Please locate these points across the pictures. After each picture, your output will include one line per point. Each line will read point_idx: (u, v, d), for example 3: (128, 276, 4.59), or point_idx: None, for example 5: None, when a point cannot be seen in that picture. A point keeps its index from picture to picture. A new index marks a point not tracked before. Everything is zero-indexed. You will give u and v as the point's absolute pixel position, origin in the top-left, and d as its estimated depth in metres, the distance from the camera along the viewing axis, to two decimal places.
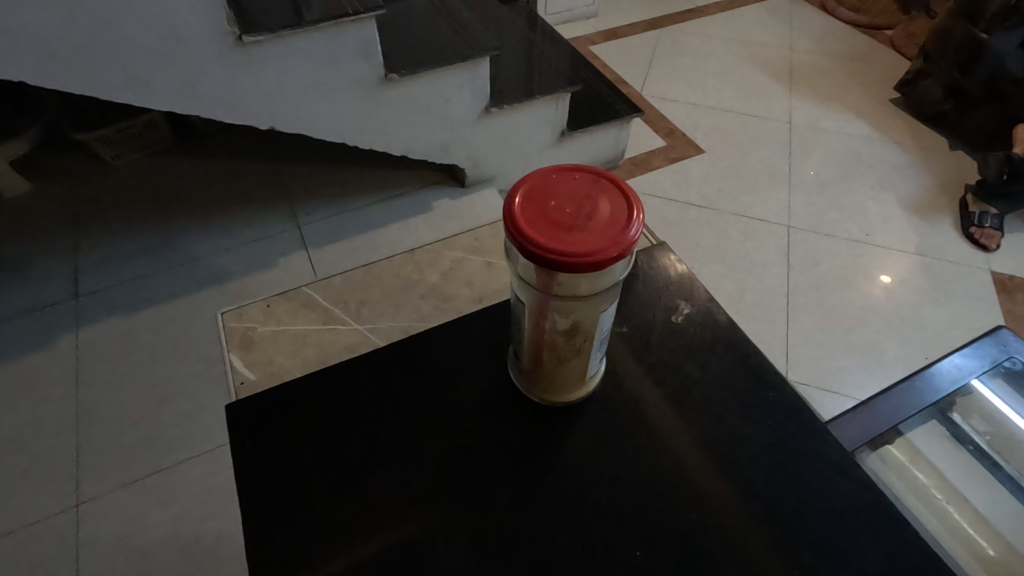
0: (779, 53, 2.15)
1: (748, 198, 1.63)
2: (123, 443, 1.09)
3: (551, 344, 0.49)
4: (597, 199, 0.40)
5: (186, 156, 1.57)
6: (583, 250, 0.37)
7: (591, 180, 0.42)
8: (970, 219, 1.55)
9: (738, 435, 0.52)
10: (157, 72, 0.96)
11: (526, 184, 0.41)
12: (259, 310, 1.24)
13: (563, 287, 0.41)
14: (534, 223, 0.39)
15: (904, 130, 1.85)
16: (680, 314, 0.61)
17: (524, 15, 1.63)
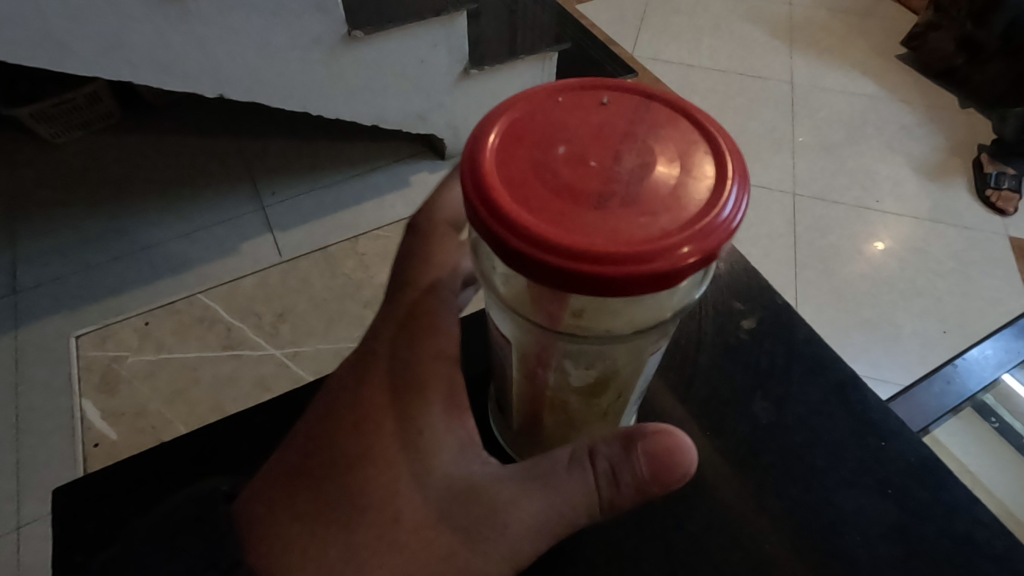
0: (776, 8, 2.02)
1: (750, 165, 1.52)
2: (69, 452, 0.98)
3: (557, 393, 0.38)
4: (648, 146, 0.29)
5: (136, 132, 1.43)
6: (625, 245, 0.26)
7: (638, 104, 0.31)
8: (986, 181, 1.46)
9: (796, 472, 0.43)
10: (73, 31, 0.82)
11: (519, 133, 0.30)
12: (134, 330, 1.11)
13: (580, 317, 0.31)
14: (540, 205, 0.27)
15: (912, 87, 1.74)
16: (739, 328, 0.50)
17: None
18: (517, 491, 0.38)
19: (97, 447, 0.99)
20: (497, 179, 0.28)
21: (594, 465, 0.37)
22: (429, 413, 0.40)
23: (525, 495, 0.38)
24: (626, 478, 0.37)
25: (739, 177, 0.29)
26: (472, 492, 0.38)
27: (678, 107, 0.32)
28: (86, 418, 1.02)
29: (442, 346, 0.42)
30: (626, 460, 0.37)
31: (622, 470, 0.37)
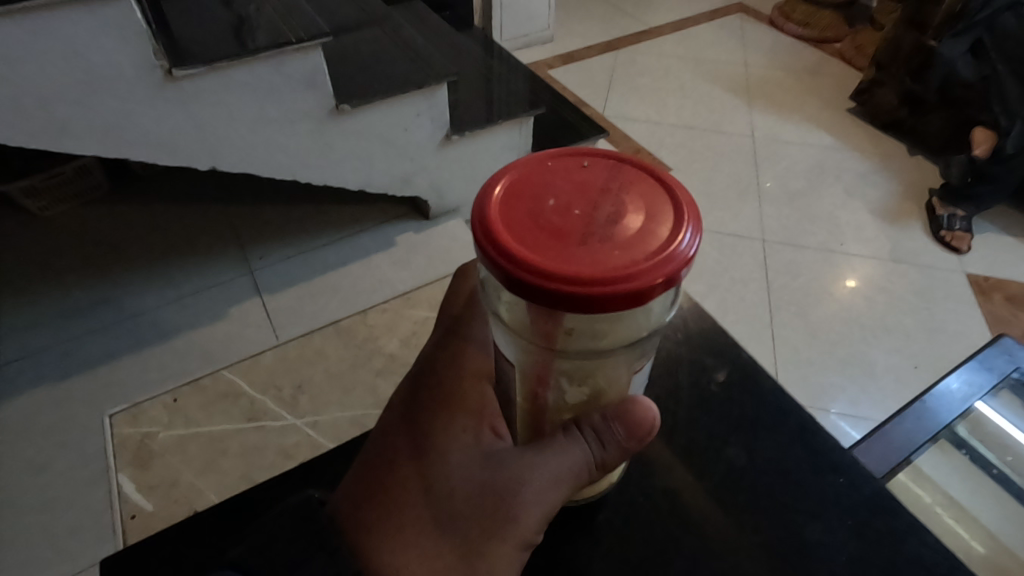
0: (734, 69, 2.18)
1: (720, 214, 1.60)
2: (111, 531, 0.95)
3: (555, 415, 0.41)
4: (621, 198, 0.33)
5: (124, 203, 1.46)
6: (602, 272, 0.29)
7: (612, 165, 0.35)
8: (939, 223, 1.55)
9: (779, 513, 0.46)
10: (74, 114, 0.86)
11: (511, 185, 0.34)
12: (162, 407, 1.09)
13: (570, 340, 0.34)
14: (530, 242, 0.31)
15: (864, 138, 1.86)
16: (715, 380, 0.54)
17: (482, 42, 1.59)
18: (521, 458, 0.40)
19: (134, 519, 0.96)
20: (491, 222, 0.32)
21: (582, 431, 0.40)
22: (453, 406, 0.43)
23: (529, 460, 0.40)
24: (608, 439, 0.39)
25: (695, 222, 0.32)
26: (492, 467, 0.40)
27: (646, 166, 0.36)
28: (122, 492, 0.99)
29: (464, 347, 0.46)
30: (606, 425, 0.39)
31: (602, 433, 0.39)
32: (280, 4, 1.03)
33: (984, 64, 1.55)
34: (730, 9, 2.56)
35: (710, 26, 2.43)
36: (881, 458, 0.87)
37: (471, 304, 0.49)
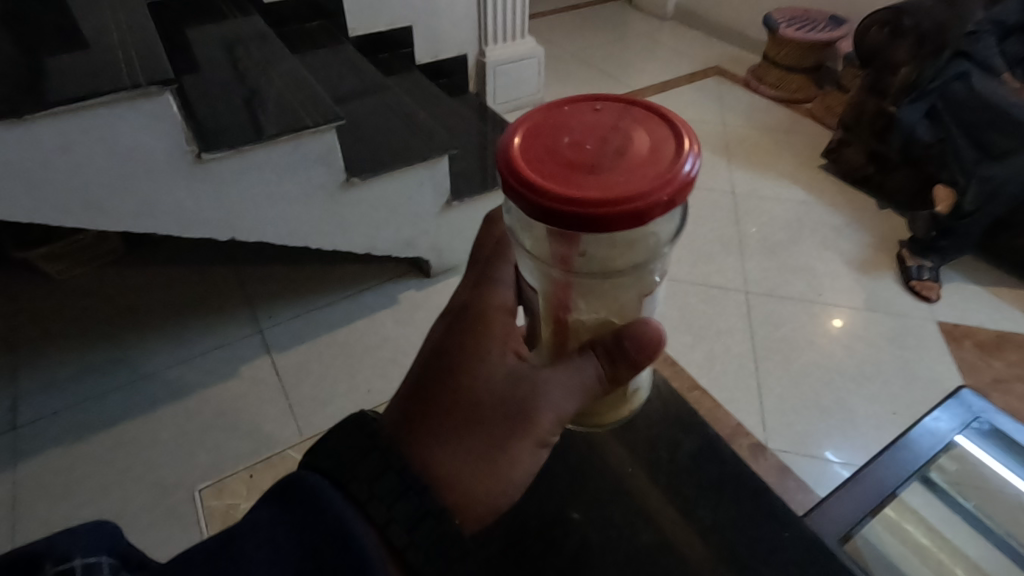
0: (713, 128, 2.33)
1: (705, 267, 1.70)
2: None
3: (577, 326, 0.54)
4: (629, 132, 0.44)
5: (139, 265, 1.53)
6: (614, 195, 0.40)
7: (622, 109, 0.46)
8: (909, 273, 1.65)
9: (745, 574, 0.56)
10: (111, 195, 0.94)
11: (539, 128, 0.45)
12: (240, 483, 1.07)
13: (581, 267, 0.47)
14: (555, 171, 0.41)
15: (836, 193, 1.99)
16: (682, 450, 0.64)
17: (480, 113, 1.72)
18: (548, 373, 0.52)
19: None
20: (521, 161, 0.42)
21: (595, 351, 0.53)
22: (485, 329, 0.52)
23: (556, 374, 0.52)
24: (618, 356, 0.52)
25: (692, 149, 0.42)
26: (517, 380, 0.51)
27: (652, 107, 0.46)
28: None
29: (491, 286, 0.55)
30: (617, 343, 0.52)
31: (613, 350, 0.52)
32: (300, 90, 1.14)
33: (942, 126, 1.69)
34: (707, 72, 2.74)
35: (689, 88, 2.61)
36: (858, 501, 0.88)
37: (498, 251, 0.58)
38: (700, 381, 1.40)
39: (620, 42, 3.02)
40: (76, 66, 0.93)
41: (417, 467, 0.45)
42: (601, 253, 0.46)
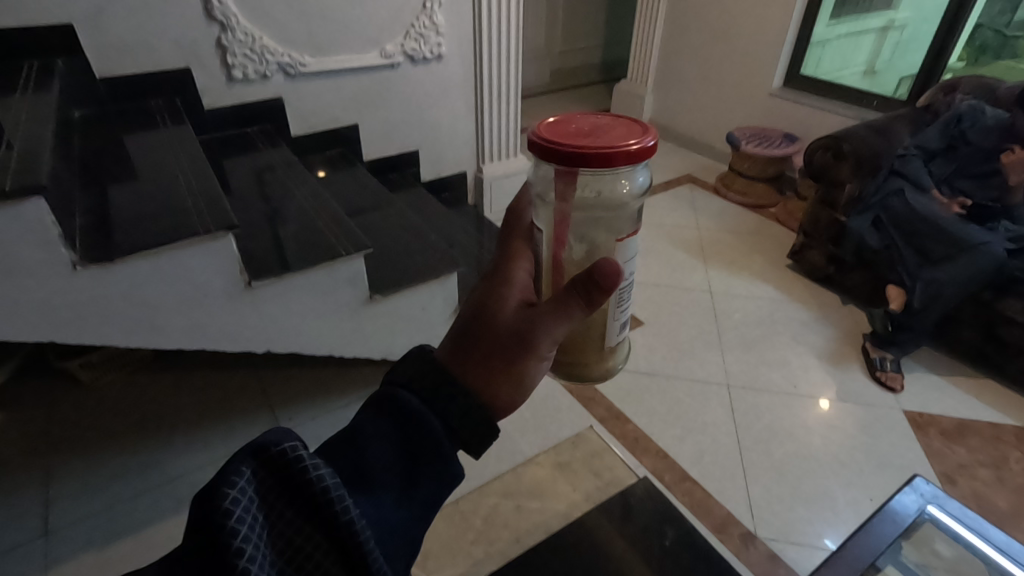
0: (689, 231, 2.58)
1: (689, 362, 1.85)
2: None
3: (569, 265, 0.60)
4: (611, 125, 0.59)
5: (166, 371, 1.64)
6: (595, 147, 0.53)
7: (612, 117, 0.61)
8: (874, 365, 1.81)
9: None
10: (171, 320, 1.08)
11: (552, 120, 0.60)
12: None
13: (578, 197, 0.57)
14: (558, 136, 0.55)
15: (802, 291, 2.20)
16: None
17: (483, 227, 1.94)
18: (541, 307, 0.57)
19: None
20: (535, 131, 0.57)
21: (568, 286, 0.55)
22: (511, 264, 0.61)
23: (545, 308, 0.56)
24: (584, 290, 0.54)
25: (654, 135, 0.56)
26: (523, 314, 0.58)
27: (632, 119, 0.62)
28: None
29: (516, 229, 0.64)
30: (583, 278, 0.54)
31: (581, 287, 0.54)
32: (337, 230, 1.36)
33: (886, 236, 1.91)
34: (681, 180, 3.05)
35: (665, 195, 2.90)
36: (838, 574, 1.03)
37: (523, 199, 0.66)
38: (691, 473, 1.50)
39: None
40: (130, 215, 1.15)
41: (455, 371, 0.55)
42: (595, 180, 0.57)
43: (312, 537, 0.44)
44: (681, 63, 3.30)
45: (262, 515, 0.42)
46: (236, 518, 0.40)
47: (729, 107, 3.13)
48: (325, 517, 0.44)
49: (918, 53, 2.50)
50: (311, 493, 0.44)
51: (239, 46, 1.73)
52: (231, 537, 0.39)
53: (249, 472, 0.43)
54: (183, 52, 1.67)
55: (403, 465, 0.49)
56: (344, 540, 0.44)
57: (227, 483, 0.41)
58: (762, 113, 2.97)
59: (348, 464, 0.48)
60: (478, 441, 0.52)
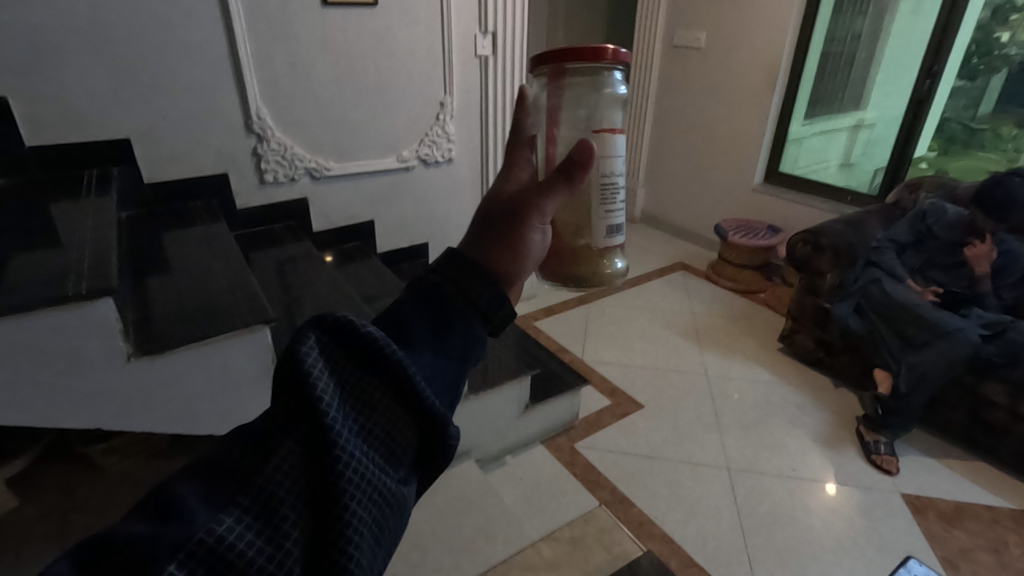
0: (683, 316, 2.70)
1: (689, 445, 1.90)
2: None
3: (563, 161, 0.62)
4: None
5: (181, 454, 1.69)
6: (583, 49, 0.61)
7: None
8: (869, 447, 1.87)
9: None
10: (206, 406, 1.17)
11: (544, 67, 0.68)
12: None
13: (569, 98, 0.63)
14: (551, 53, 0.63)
15: (795, 373, 2.29)
16: None
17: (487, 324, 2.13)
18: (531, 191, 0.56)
19: None
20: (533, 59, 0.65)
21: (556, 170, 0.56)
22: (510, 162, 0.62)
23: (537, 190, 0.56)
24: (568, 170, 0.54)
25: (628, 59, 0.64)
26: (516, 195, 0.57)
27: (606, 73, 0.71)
28: None
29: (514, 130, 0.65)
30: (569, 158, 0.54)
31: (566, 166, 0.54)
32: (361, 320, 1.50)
33: (868, 320, 2.03)
34: (673, 267, 3.23)
35: (659, 281, 3.06)
36: None
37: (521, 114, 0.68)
38: (697, 558, 1.51)
39: None
40: (172, 312, 1.26)
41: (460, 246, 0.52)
42: (585, 85, 0.64)
43: (379, 396, 0.42)
44: (668, 161, 3.58)
45: (337, 378, 0.40)
46: (315, 383, 0.38)
47: (715, 200, 3.37)
48: (390, 375, 0.42)
49: (888, 145, 2.69)
50: (375, 356, 0.42)
51: (272, 154, 1.93)
52: (314, 400, 0.38)
53: (316, 341, 0.41)
54: (223, 160, 1.87)
55: (440, 331, 0.46)
56: (414, 398, 0.43)
57: (297, 353, 0.39)
58: (746, 206, 3.20)
59: (388, 330, 0.45)
60: (495, 311, 0.49)
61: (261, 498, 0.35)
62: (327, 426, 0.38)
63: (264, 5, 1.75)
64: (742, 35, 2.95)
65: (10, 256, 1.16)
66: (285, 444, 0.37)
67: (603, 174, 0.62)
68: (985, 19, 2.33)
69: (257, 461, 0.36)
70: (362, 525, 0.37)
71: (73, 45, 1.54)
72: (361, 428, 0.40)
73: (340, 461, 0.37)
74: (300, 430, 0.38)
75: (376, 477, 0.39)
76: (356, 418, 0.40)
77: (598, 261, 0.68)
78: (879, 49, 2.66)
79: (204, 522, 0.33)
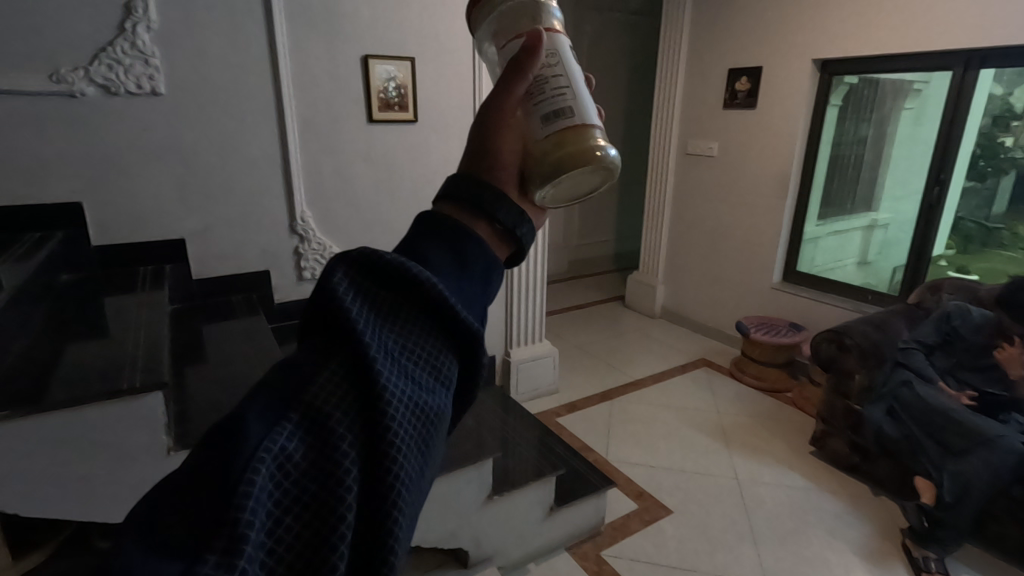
0: (709, 414, 2.65)
1: (724, 557, 1.80)
2: None
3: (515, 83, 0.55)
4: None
5: None
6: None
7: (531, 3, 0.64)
8: (918, 564, 1.75)
9: None
10: None
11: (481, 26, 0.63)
12: None
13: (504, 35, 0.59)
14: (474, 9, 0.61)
15: (830, 479, 2.20)
16: None
17: (510, 428, 2.15)
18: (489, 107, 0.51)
19: None
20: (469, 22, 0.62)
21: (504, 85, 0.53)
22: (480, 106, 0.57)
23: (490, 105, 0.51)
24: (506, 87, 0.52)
25: None
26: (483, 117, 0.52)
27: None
28: None
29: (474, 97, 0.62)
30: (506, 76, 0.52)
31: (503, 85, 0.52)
32: None
33: (903, 425, 1.98)
34: (696, 363, 3.21)
35: (683, 377, 3.03)
36: None
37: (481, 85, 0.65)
38: None
39: (618, 336, 3.58)
40: (206, 405, 1.30)
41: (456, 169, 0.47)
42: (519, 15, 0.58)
43: (413, 318, 0.38)
44: (686, 258, 3.68)
45: (372, 306, 0.37)
46: (347, 310, 0.36)
47: (735, 296, 3.40)
48: (419, 298, 0.38)
49: (905, 245, 2.74)
50: (403, 281, 0.38)
51: (312, 253, 2.05)
52: (349, 327, 0.35)
53: (343, 274, 0.38)
54: (267, 257, 1.99)
55: (458, 255, 0.42)
56: (452, 323, 0.39)
57: (326, 285, 0.37)
58: (767, 303, 3.23)
59: (402, 255, 0.41)
60: (512, 228, 0.44)
61: (312, 425, 0.32)
62: (366, 349, 0.34)
63: (316, 121, 1.94)
64: (752, 145, 3.14)
65: (64, 346, 1.22)
66: (326, 368, 0.34)
67: (557, 58, 0.54)
68: (987, 126, 2.43)
69: (298, 387, 0.33)
70: (408, 452, 0.34)
71: (146, 158, 1.72)
72: (399, 350, 0.37)
73: (383, 387, 0.34)
74: (343, 357, 0.35)
75: (420, 400, 0.36)
76: (392, 341, 0.37)
77: (585, 156, 0.53)
78: (885, 153, 2.79)
79: (257, 443, 0.30)
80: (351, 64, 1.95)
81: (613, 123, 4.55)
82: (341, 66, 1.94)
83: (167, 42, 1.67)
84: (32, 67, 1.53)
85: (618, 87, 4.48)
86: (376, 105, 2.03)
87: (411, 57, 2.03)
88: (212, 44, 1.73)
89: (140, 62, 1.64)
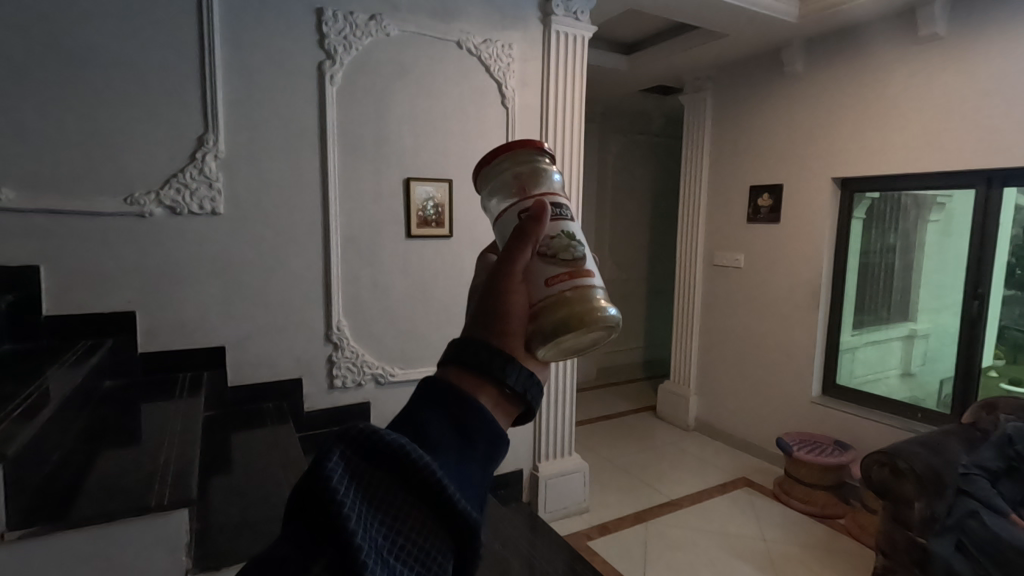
0: (754, 542, 2.44)
1: None
2: None
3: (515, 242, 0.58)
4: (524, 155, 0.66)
5: None
6: (488, 156, 0.65)
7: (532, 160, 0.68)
8: None
9: None
10: None
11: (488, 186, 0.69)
12: None
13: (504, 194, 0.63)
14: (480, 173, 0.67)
15: None
16: None
17: (537, 553, 2.00)
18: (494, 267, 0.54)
19: None
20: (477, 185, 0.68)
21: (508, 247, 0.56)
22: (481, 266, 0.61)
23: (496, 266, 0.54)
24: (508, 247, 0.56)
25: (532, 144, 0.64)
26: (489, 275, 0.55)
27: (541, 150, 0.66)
28: None
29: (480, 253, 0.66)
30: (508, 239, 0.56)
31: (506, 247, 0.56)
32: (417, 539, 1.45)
33: (975, 562, 1.77)
34: (737, 483, 3.01)
35: (722, 498, 2.83)
36: None
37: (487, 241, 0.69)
38: None
39: (651, 450, 3.42)
40: (228, 524, 1.26)
41: (462, 333, 0.50)
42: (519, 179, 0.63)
43: (406, 509, 0.38)
44: (719, 369, 3.59)
45: (364, 494, 0.38)
46: (339, 500, 0.36)
47: (773, 410, 3.26)
48: (415, 485, 0.39)
49: (949, 357, 2.63)
50: (399, 466, 0.39)
51: (345, 361, 2.09)
52: (339, 519, 0.35)
53: (339, 454, 0.38)
54: (301, 366, 2.03)
55: (461, 432, 0.43)
56: (446, 509, 0.38)
57: (320, 469, 0.37)
58: (807, 418, 3.07)
59: (403, 433, 0.42)
60: (522, 392, 0.46)
61: None
62: (354, 545, 0.34)
63: (358, 236, 2.06)
64: (778, 257, 3.18)
65: (97, 455, 1.23)
66: (312, 566, 0.34)
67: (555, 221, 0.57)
68: (1018, 236, 2.40)
69: None
70: None
71: (198, 271, 1.83)
72: (388, 545, 0.37)
73: None
74: (330, 552, 0.34)
75: None
76: (380, 536, 0.36)
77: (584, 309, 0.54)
78: (914, 263, 2.77)
79: None
80: (394, 187, 2.11)
81: (639, 234, 4.70)
82: (385, 187, 2.09)
83: (230, 169, 1.84)
84: (110, 192, 1.70)
85: (643, 202, 4.68)
86: (415, 222, 2.15)
87: (448, 179, 2.19)
88: (271, 171, 1.91)
89: (205, 186, 1.80)
